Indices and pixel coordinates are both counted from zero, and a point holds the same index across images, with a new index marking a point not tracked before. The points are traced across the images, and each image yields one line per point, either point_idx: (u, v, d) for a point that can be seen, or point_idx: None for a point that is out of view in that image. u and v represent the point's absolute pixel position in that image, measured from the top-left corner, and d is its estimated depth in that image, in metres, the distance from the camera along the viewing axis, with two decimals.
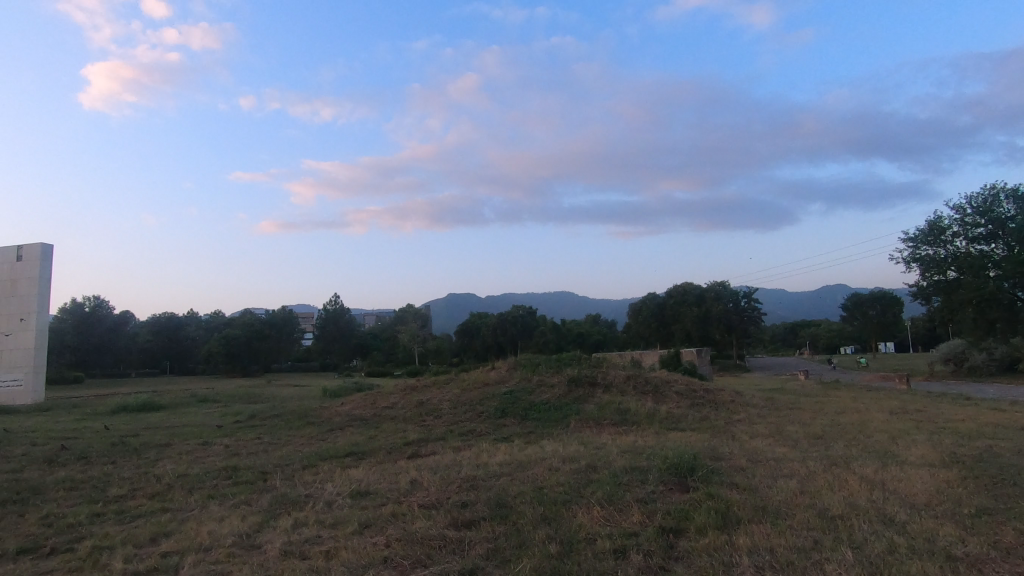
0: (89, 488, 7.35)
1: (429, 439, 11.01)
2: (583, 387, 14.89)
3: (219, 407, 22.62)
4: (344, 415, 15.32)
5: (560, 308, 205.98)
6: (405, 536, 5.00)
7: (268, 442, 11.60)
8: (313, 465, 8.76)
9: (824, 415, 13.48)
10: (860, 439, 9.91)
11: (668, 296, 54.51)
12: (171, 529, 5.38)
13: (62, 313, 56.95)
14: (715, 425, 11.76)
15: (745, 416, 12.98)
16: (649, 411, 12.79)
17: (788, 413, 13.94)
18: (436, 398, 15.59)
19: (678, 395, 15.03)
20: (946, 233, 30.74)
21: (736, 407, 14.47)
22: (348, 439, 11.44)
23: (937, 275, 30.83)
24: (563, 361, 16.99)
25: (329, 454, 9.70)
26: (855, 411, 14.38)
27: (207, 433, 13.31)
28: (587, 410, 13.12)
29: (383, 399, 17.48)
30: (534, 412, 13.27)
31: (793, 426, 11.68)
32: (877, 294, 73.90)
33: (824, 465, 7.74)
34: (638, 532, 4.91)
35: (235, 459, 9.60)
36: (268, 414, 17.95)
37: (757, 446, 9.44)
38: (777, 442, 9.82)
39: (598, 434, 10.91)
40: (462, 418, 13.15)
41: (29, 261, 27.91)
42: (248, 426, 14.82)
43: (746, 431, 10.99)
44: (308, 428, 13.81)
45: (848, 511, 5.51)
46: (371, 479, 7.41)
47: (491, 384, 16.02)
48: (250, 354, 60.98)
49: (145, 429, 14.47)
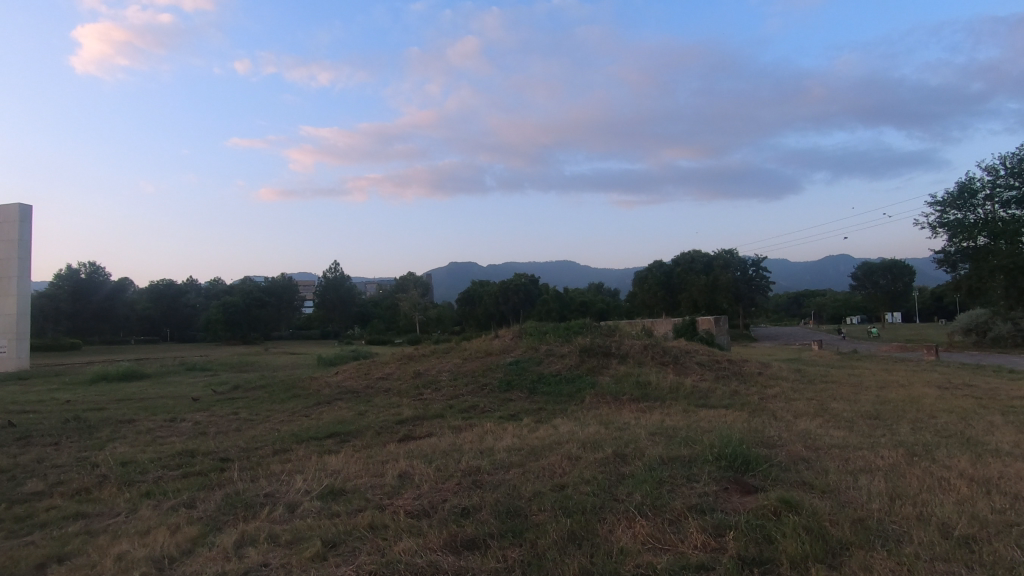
0: (3, 482, 5.96)
1: (426, 416, 9.66)
2: (596, 357, 13.53)
3: (207, 376, 21.35)
4: (334, 387, 14.02)
5: (561, 277, 204.84)
6: (382, 567, 3.61)
7: (243, 419, 10.28)
8: (286, 449, 7.39)
9: (865, 389, 12.16)
10: (926, 420, 8.52)
11: (675, 264, 53.07)
12: (71, 549, 4.01)
13: (56, 279, 55.24)
14: (750, 401, 10.41)
15: (779, 391, 11.62)
16: (673, 384, 11.46)
17: (824, 386, 12.58)
18: (434, 368, 14.28)
19: (701, 367, 13.72)
20: (977, 196, 29.08)
21: (765, 380, 13.12)
22: (332, 416, 10.08)
23: (966, 241, 29.26)
24: (573, 328, 15.62)
25: (308, 435, 8.35)
26: (899, 385, 13.01)
27: (180, 406, 12.02)
28: (603, 383, 11.76)
29: (378, 369, 16.20)
30: (543, 385, 11.91)
31: (838, 402, 10.32)
32: (888, 264, 72.90)
33: (903, 456, 6.39)
34: (707, 564, 3.54)
35: (196, 441, 8.24)
36: (254, 384, 16.74)
37: (810, 429, 8.03)
38: (830, 423, 8.42)
39: (618, 412, 9.55)
40: (463, 391, 11.84)
41: (7, 223, 26.24)
42: (228, 398, 13.55)
43: (787, 410, 9.60)
44: (293, 400, 12.53)
45: (979, 529, 4.12)
46: (351, 471, 6.05)
47: (495, 353, 14.69)
48: (250, 322, 59.66)
49: (116, 401, 13.26)
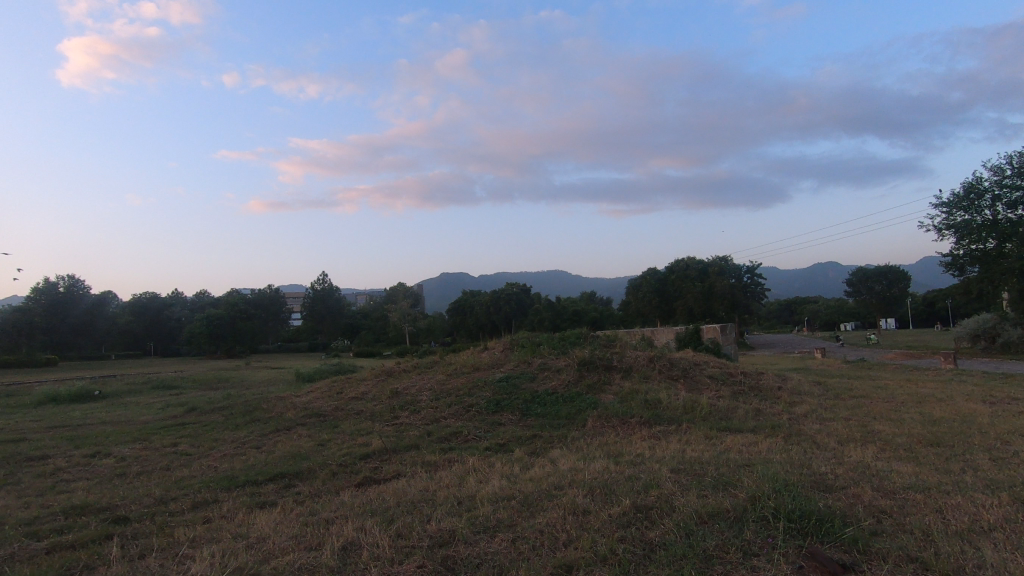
0: None
1: (397, 450, 8.02)
2: (596, 371, 11.96)
3: (170, 395, 19.39)
4: (300, 409, 12.32)
5: (554, 286, 204.12)
6: None
7: (179, 453, 8.59)
8: (208, 501, 5.73)
9: (903, 406, 10.67)
10: (1004, 448, 7.02)
11: (670, 271, 51.76)
12: None
13: (33, 293, 52.62)
14: (780, 424, 8.87)
15: (809, 409, 10.08)
16: (687, 403, 9.94)
17: (856, 403, 11.09)
18: (414, 387, 12.61)
19: (713, 381, 12.24)
20: (984, 197, 27.92)
21: (788, 396, 11.62)
22: (286, 449, 8.41)
23: (974, 244, 28.15)
24: (569, 339, 14.07)
25: (249, 477, 6.72)
26: (937, 399, 11.52)
27: (114, 436, 10.29)
28: (606, 403, 10.18)
29: (353, 387, 14.49)
30: (537, 406, 10.30)
31: (883, 424, 8.81)
32: (883, 269, 72.27)
33: (1011, 504, 4.88)
34: None
35: (104, 488, 6.56)
36: (215, 405, 15.00)
37: (867, 462, 6.52)
38: (889, 454, 6.90)
39: (628, 440, 7.98)
40: (446, 413, 10.25)
41: None
42: (177, 424, 11.83)
43: (828, 435, 8.07)
44: (249, 427, 10.82)
45: None
46: (280, 542, 4.43)
47: (483, 368, 13.11)
48: (235, 335, 57.43)
49: (45, 430, 11.47)
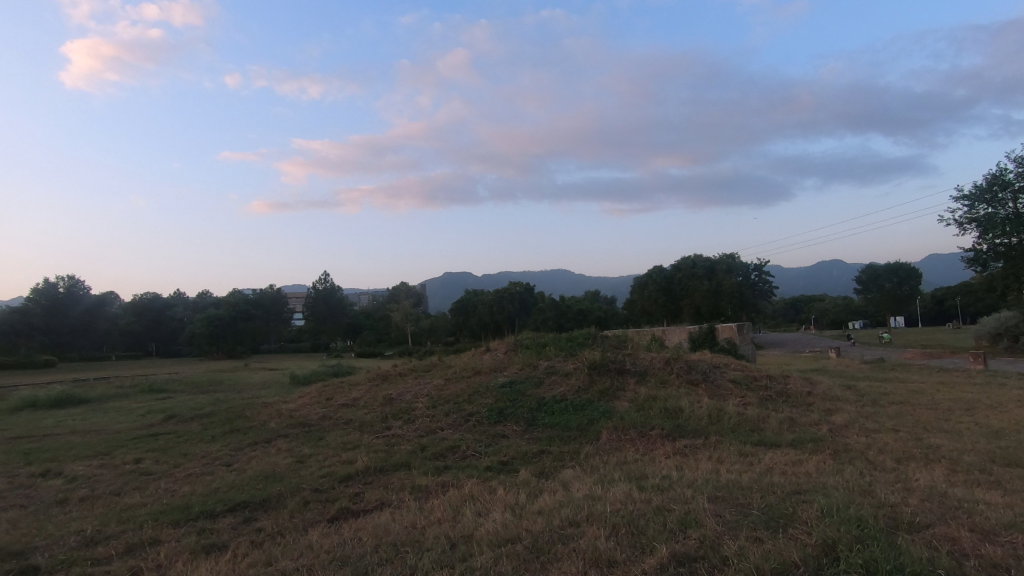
0: None
1: (384, 470, 6.96)
2: (608, 375, 10.88)
3: (157, 400, 18.37)
4: (285, 417, 11.27)
5: (557, 285, 202.85)
6: None
7: (140, 472, 7.57)
8: (147, 543, 4.69)
9: (952, 414, 9.54)
10: None
11: (676, 268, 50.60)
12: None
13: (32, 293, 51.93)
14: (822, 437, 7.78)
15: (849, 419, 8.99)
16: (713, 412, 8.85)
17: (898, 411, 9.97)
18: (409, 393, 11.54)
19: (736, 385, 11.16)
20: (1009, 189, 26.69)
21: (821, 403, 10.51)
22: (260, 467, 7.38)
23: (998, 238, 26.94)
24: (579, 340, 12.96)
25: (206, 506, 5.66)
26: (986, 406, 10.40)
27: (76, 450, 9.27)
28: (621, 412, 9.11)
29: (344, 393, 13.42)
30: (544, 415, 9.23)
31: (940, 438, 7.69)
32: (893, 266, 70.70)
33: None
34: None
35: (34, 521, 5.53)
36: (199, 412, 13.93)
37: (943, 489, 5.43)
38: (966, 478, 5.80)
39: (651, 458, 6.91)
40: (443, 424, 9.18)
41: None
42: (151, 434, 10.85)
43: (882, 451, 6.99)
44: (225, 439, 9.79)
45: None
46: None
47: (483, 372, 12.04)
48: (236, 335, 56.46)
49: (6, 442, 10.48)
